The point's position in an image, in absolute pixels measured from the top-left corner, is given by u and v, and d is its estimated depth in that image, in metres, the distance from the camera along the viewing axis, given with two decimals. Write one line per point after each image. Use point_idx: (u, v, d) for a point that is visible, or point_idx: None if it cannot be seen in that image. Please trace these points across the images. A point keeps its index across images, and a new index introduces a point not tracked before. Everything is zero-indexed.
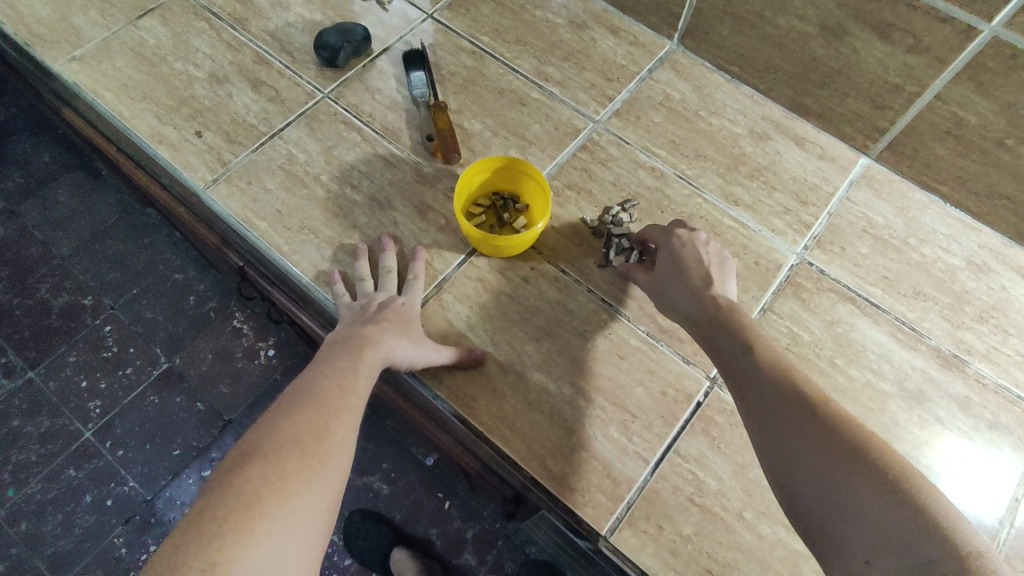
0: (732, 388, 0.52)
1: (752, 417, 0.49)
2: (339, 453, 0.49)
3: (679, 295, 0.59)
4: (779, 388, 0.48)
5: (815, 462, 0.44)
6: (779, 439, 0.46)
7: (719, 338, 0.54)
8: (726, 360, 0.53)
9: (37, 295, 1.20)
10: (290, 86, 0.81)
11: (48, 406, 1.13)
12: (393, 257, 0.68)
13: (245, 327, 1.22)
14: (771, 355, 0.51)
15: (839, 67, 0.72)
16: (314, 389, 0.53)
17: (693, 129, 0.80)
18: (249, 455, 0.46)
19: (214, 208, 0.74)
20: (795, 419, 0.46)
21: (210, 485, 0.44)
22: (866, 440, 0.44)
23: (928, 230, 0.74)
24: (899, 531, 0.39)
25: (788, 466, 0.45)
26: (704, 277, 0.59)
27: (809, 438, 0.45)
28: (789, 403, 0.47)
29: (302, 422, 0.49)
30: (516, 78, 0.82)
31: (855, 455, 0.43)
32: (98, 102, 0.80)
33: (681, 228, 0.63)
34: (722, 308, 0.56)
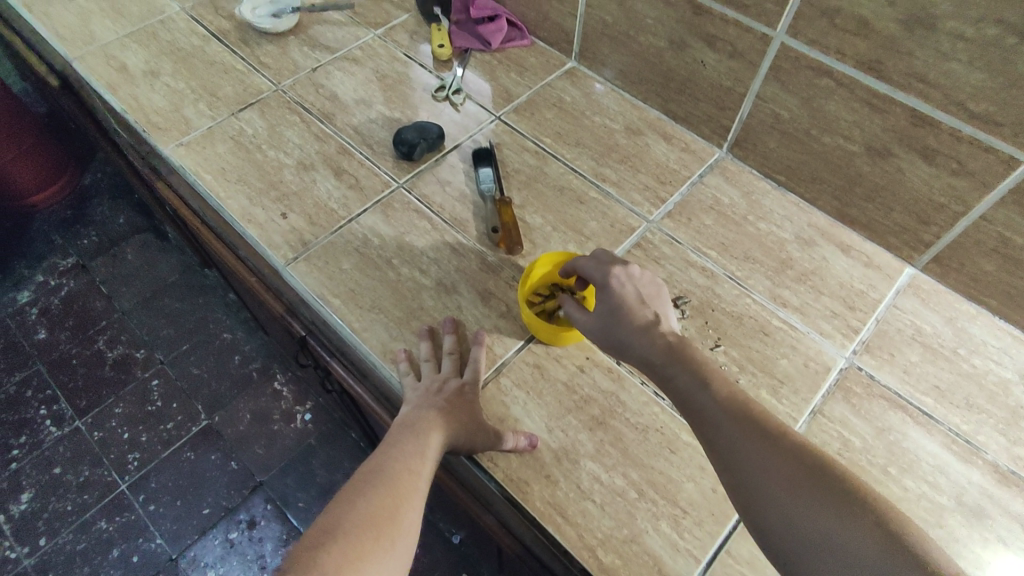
0: (695, 428, 0.54)
1: (718, 456, 0.52)
2: (406, 536, 0.52)
3: (621, 332, 0.61)
4: (738, 420, 0.52)
5: (788, 498, 0.47)
6: (749, 479, 0.49)
7: (674, 375, 0.57)
8: (684, 398, 0.56)
9: (95, 346, 1.45)
10: (369, 176, 0.89)
11: (90, 456, 1.33)
12: (456, 340, 0.72)
13: (285, 390, 1.45)
14: (725, 389, 0.55)
15: (884, 183, 0.76)
16: (385, 470, 0.56)
17: (742, 232, 0.85)
18: (329, 533, 0.49)
19: (292, 283, 0.80)
20: (762, 456, 0.49)
21: (294, 560, 0.47)
22: (827, 466, 0.48)
23: (977, 342, 0.75)
24: (872, 556, 0.43)
25: (762, 505, 0.48)
26: (642, 320, 0.61)
27: (776, 474, 0.48)
28: (754, 438, 0.50)
29: (376, 503, 0.52)
30: (575, 177, 0.89)
31: (821, 485, 0.46)
32: (198, 183, 0.89)
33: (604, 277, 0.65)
34: (668, 343, 0.59)
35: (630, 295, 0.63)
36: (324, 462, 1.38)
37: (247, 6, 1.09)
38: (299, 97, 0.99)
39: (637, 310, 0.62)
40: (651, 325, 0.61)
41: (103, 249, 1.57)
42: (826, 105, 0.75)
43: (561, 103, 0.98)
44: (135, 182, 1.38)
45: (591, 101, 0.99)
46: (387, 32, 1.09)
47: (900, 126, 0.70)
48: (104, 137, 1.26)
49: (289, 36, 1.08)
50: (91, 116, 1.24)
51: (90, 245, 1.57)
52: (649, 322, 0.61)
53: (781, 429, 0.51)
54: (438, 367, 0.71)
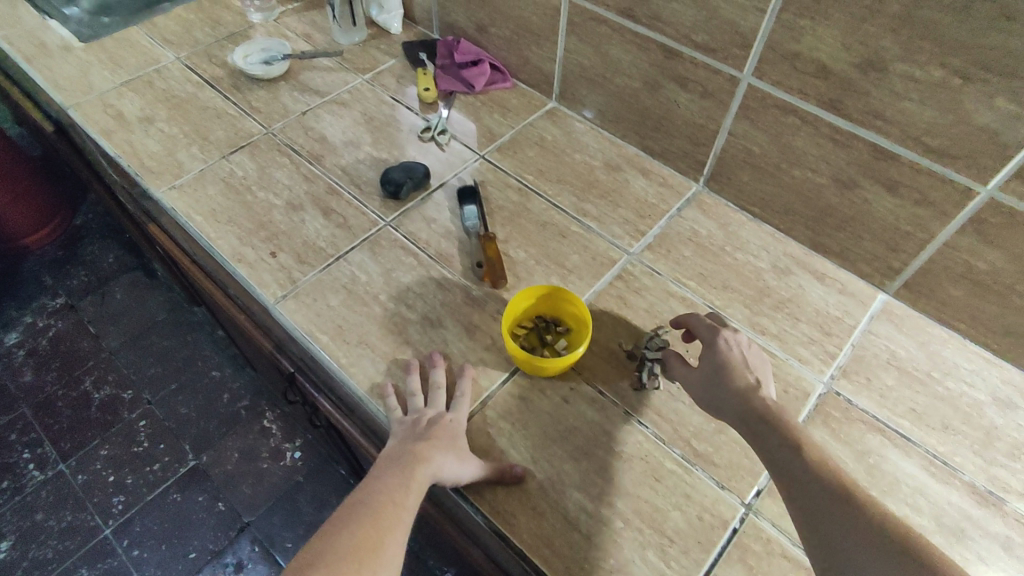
0: (780, 485, 0.54)
1: (802, 515, 0.51)
2: (389, 568, 0.54)
3: (723, 393, 0.63)
4: (826, 482, 0.51)
5: (873, 565, 0.45)
6: (830, 539, 0.48)
7: (766, 434, 0.58)
8: (773, 455, 0.56)
9: (81, 388, 1.44)
10: (357, 215, 0.92)
11: (73, 500, 1.31)
12: (442, 372, 0.73)
13: (274, 428, 1.44)
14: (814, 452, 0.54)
15: (852, 214, 0.79)
16: (370, 502, 0.58)
17: (719, 263, 0.87)
18: (312, 563, 0.52)
19: (281, 320, 0.81)
20: (846, 520, 0.48)
21: None
22: (919, 541, 0.46)
23: (950, 365, 0.77)
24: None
25: (842, 568, 0.47)
26: (749, 381, 0.63)
27: (862, 541, 0.47)
28: (838, 498, 0.50)
29: (358, 535, 0.55)
30: (557, 213, 0.92)
31: (909, 559, 0.45)
32: (189, 224, 0.91)
33: (714, 338, 0.68)
34: (773, 405, 0.60)
35: (738, 359, 0.66)
36: (312, 501, 1.36)
37: (239, 54, 1.13)
38: (289, 139, 1.02)
39: (742, 373, 0.64)
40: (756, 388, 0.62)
41: (92, 289, 1.57)
42: (793, 141, 0.79)
43: (543, 141, 1.02)
44: (127, 225, 1.40)
45: (572, 139, 1.02)
46: (375, 76, 1.13)
47: (863, 159, 0.74)
48: (97, 181, 1.29)
49: (280, 81, 1.12)
50: (83, 158, 1.26)
51: (79, 286, 1.58)
52: (758, 386, 0.63)
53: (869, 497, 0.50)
54: (424, 400, 0.72)
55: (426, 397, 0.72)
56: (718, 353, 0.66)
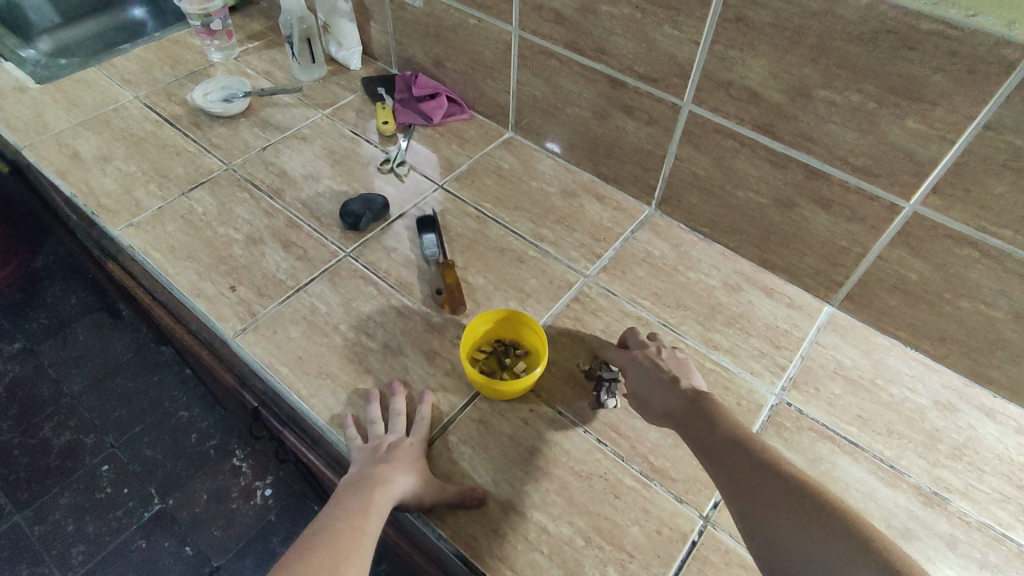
0: (709, 469, 0.59)
1: (728, 491, 0.56)
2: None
3: (652, 386, 0.70)
4: (741, 448, 0.59)
5: (788, 526, 0.51)
6: (745, 493, 0.55)
7: (691, 419, 0.64)
8: (697, 433, 0.62)
9: (41, 434, 1.40)
10: (317, 247, 0.93)
11: (30, 552, 1.26)
12: (402, 399, 0.74)
13: (245, 466, 1.41)
14: (735, 434, 0.60)
15: (794, 231, 0.83)
16: (328, 530, 0.59)
17: (673, 282, 0.90)
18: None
19: (241, 354, 0.81)
20: (757, 476, 0.55)
21: None
22: (827, 499, 0.52)
23: (893, 372, 0.81)
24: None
25: (755, 514, 0.53)
26: (672, 376, 0.70)
27: (778, 507, 0.52)
28: (751, 460, 0.57)
29: (316, 564, 0.55)
30: (515, 239, 0.94)
31: (819, 516, 0.50)
32: (147, 261, 0.90)
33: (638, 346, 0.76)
34: (696, 393, 0.67)
35: (662, 359, 0.73)
36: (283, 540, 1.33)
37: (198, 92, 1.14)
38: (250, 174, 1.03)
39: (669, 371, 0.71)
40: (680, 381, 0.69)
41: (52, 332, 1.54)
42: (735, 163, 0.83)
43: (500, 170, 1.05)
44: (89, 264, 1.38)
45: (529, 167, 1.05)
46: (336, 111, 1.16)
47: (799, 179, 0.78)
48: (56, 221, 1.28)
49: (240, 118, 1.13)
50: (40, 199, 1.25)
51: (38, 329, 1.54)
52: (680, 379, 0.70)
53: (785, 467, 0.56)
54: (384, 427, 0.72)
55: (386, 424, 0.73)
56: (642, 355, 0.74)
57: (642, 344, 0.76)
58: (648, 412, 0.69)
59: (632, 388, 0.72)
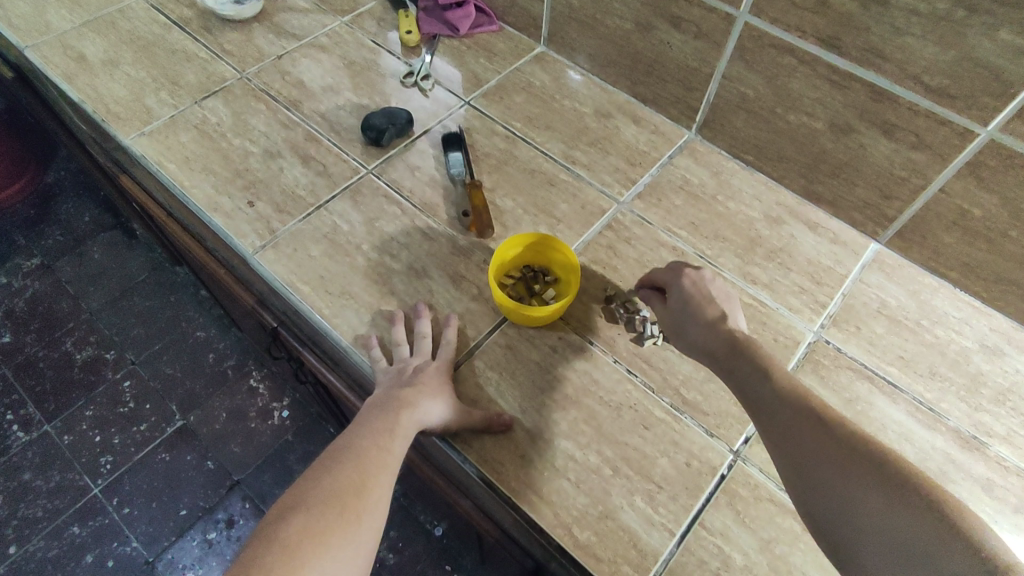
0: (755, 419, 0.55)
1: (774, 444, 0.53)
2: (374, 510, 0.55)
3: (693, 321, 0.64)
4: (789, 397, 0.54)
5: (840, 483, 0.47)
6: (794, 447, 0.51)
7: (735, 362, 0.59)
8: (744, 383, 0.57)
9: (63, 348, 1.41)
10: (338, 163, 0.88)
11: (60, 460, 1.30)
12: (428, 321, 0.72)
13: (261, 387, 1.43)
14: (781, 380, 0.55)
15: (847, 159, 0.77)
16: (354, 447, 0.58)
17: (711, 211, 0.85)
18: (294, 508, 0.52)
19: (261, 272, 0.79)
20: (809, 430, 0.51)
21: (260, 534, 0.51)
22: (885, 453, 0.47)
23: (939, 313, 0.77)
24: (928, 549, 0.42)
25: (804, 471, 0.50)
26: (720, 310, 0.64)
27: (830, 464, 0.48)
28: (799, 410, 0.52)
29: (343, 479, 0.55)
30: (546, 161, 0.89)
31: (874, 471, 0.46)
32: (161, 172, 0.87)
33: (687, 267, 0.69)
34: (741, 332, 0.61)
35: (706, 288, 0.66)
36: (302, 458, 1.36)
37: None
38: (265, 84, 0.97)
39: (712, 302, 0.65)
40: (724, 317, 0.63)
41: (68, 249, 1.53)
42: (790, 83, 0.76)
43: (531, 87, 0.98)
44: (100, 178, 1.34)
45: (561, 85, 0.99)
46: (355, 18, 1.08)
47: (861, 102, 0.71)
48: (67, 134, 1.23)
49: (253, 23, 1.06)
50: (49, 108, 1.20)
51: (54, 245, 1.53)
52: (726, 315, 0.64)
53: (836, 416, 0.51)
54: (410, 349, 0.70)
55: (412, 346, 0.71)
56: (693, 280, 0.67)
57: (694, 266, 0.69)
58: (683, 347, 0.66)
59: (672, 320, 0.67)
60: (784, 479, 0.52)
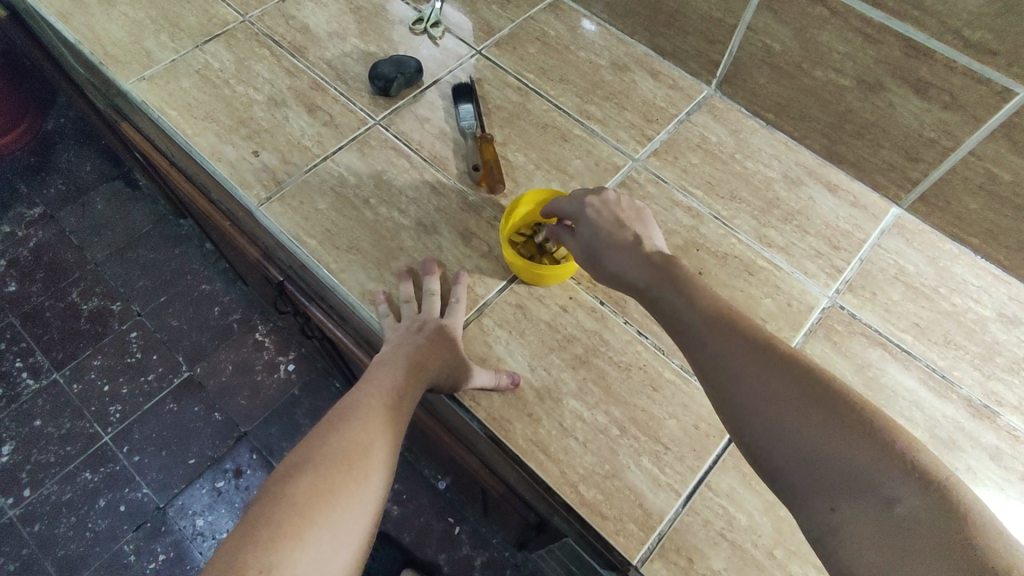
0: (687, 352, 0.52)
1: (709, 377, 0.49)
2: (381, 469, 0.54)
3: (607, 247, 0.61)
4: (721, 327, 0.50)
5: (780, 414, 0.44)
6: (729, 379, 0.48)
7: (661, 294, 0.55)
8: (673, 316, 0.53)
9: (69, 298, 1.41)
10: (344, 113, 0.86)
11: (70, 408, 1.32)
12: (436, 279, 0.70)
13: (267, 341, 1.43)
14: (712, 307, 0.52)
15: (874, 119, 0.74)
16: (361, 406, 0.57)
17: (728, 171, 0.83)
18: (301, 466, 0.51)
19: (266, 224, 0.77)
20: (746, 359, 0.47)
21: (264, 495, 0.49)
22: (820, 377, 0.46)
23: (958, 280, 0.75)
24: (870, 474, 0.41)
25: (741, 403, 0.46)
26: (631, 235, 0.61)
27: (768, 393, 0.45)
28: (733, 339, 0.49)
29: (350, 436, 0.54)
30: (559, 115, 0.86)
31: (816, 397, 0.44)
32: (162, 119, 0.84)
33: (590, 193, 0.65)
34: (658, 257, 0.58)
35: (618, 211, 0.64)
36: (308, 411, 1.38)
37: None
38: (268, 28, 0.93)
39: (625, 228, 0.62)
40: (638, 241, 0.60)
41: (70, 198, 1.51)
42: (818, 36, 0.72)
43: (545, 37, 0.94)
44: (101, 126, 1.31)
45: (576, 35, 0.94)
46: None
47: (893, 57, 0.68)
48: (64, 77, 1.20)
49: None
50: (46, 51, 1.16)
51: (57, 194, 1.51)
52: (639, 238, 0.61)
53: (774, 344, 0.48)
54: (418, 307, 0.69)
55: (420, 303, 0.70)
56: (599, 205, 0.63)
57: (598, 190, 0.65)
58: (603, 277, 0.61)
59: (585, 246, 0.62)
60: (721, 413, 0.48)
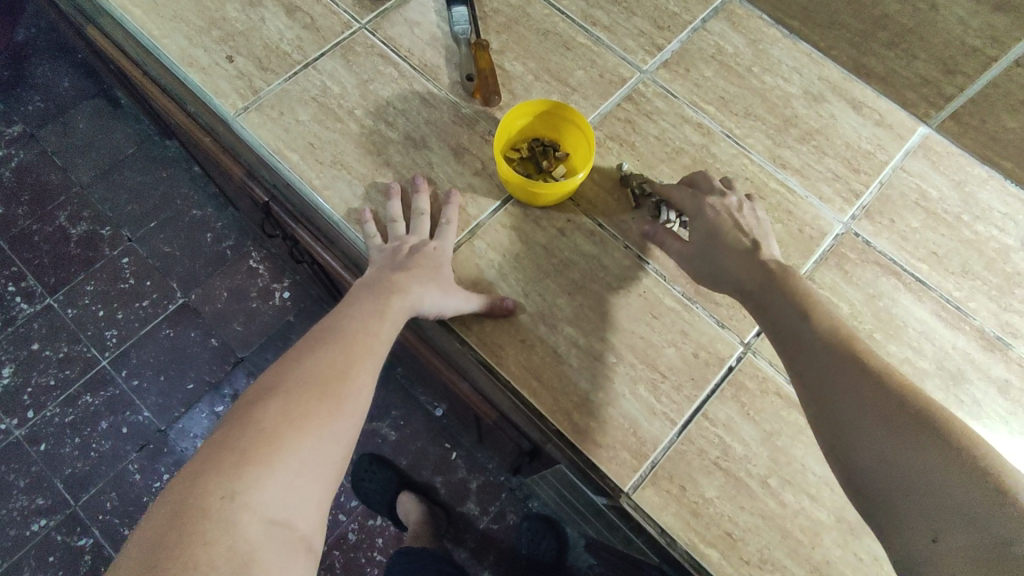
0: (786, 361, 0.51)
1: (806, 389, 0.48)
2: (358, 397, 0.51)
3: (722, 252, 0.58)
4: (826, 342, 0.49)
5: (876, 435, 0.43)
6: (827, 393, 0.46)
7: (771, 305, 0.53)
8: (778, 327, 0.52)
9: (57, 223, 1.36)
10: (326, 14, 0.78)
11: (66, 332, 1.29)
12: (426, 199, 0.66)
13: (260, 268, 1.38)
14: (823, 323, 0.50)
15: (912, 25, 0.67)
16: (339, 331, 0.55)
17: (744, 85, 0.76)
18: (273, 392, 0.49)
19: (244, 137, 0.72)
20: (847, 377, 0.46)
21: (234, 418, 0.47)
22: (932, 407, 0.43)
23: (983, 208, 0.71)
24: (980, 508, 0.38)
25: (837, 419, 0.45)
26: (752, 242, 0.58)
27: (868, 412, 0.44)
28: (836, 356, 0.48)
29: (325, 362, 0.52)
30: (562, 20, 0.79)
31: (924, 425, 0.42)
32: (127, 19, 0.77)
33: (711, 194, 0.61)
34: (780, 271, 0.55)
35: (737, 214, 0.60)
36: None
37: None
38: None
39: (742, 233, 0.58)
40: (755, 249, 0.57)
41: (50, 116, 1.42)
42: None
43: None
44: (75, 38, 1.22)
45: None
46: None
47: None
48: None
49: None
50: None
51: (35, 112, 1.42)
52: (758, 246, 0.57)
53: (884, 368, 0.46)
54: (407, 228, 0.65)
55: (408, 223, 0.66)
56: (721, 207, 0.60)
57: (720, 192, 0.62)
58: (709, 282, 0.59)
59: (692, 246, 0.60)
60: (814, 429, 0.47)
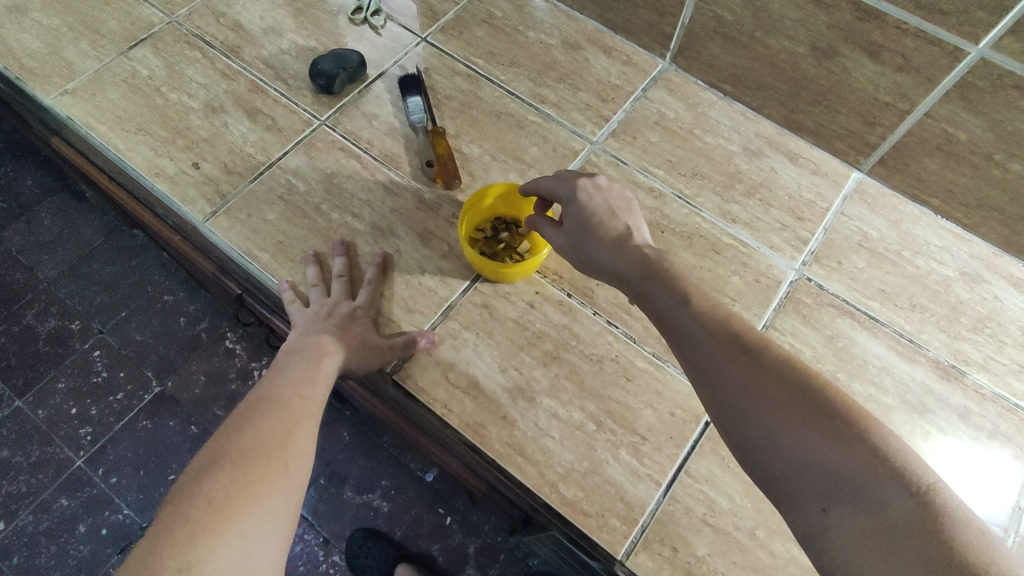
0: (676, 352, 0.49)
1: (700, 381, 0.46)
2: (301, 460, 0.51)
3: (594, 239, 0.55)
4: (712, 331, 0.47)
5: (772, 426, 0.42)
6: (721, 385, 0.45)
7: (653, 292, 0.51)
8: (662, 317, 0.50)
9: (23, 321, 1.04)
10: (287, 115, 0.81)
11: (37, 436, 0.98)
12: (342, 262, 0.70)
13: (238, 348, 1.06)
14: (706, 309, 0.48)
15: (830, 85, 0.73)
16: (272, 399, 0.55)
17: (689, 147, 0.81)
18: (214, 464, 0.47)
19: (213, 240, 0.74)
20: (739, 365, 0.45)
21: (178, 493, 0.45)
22: (819, 386, 0.43)
23: (921, 243, 0.76)
24: (866, 480, 0.39)
25: (736, 413, 0.44)
26: (623, 226, 0.55)
27: (765, 403, 0.43)
28: (724, 344, 0.46)
29: (265, 429, 0.51)
30: (512, 101, 0.83)
31: (813, 408, 0.42)
32: (92, 135, 0.79)
33: (579, 176, 0.58)
34: (656, 253, 0.53)
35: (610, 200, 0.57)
36: None
37: None
38: (198, 28, 0.87)
39: (613, 218, 0.56)
40: (627, 235, 0.55)
41: None
42: (770, 3, 0.70)
43: (491, 18, 0.90)
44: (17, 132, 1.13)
45: (524, 14, 0.90)
46: None
47: (845, 22, 0.66)
48: None
49: None
50: None
51: None
52: (629, 231, 0.55)
53: (766, 348, 0.45)
54: (326, 291, 0.69)
55: (329, 286, 0.70)
56: (591, 192, 0.57)
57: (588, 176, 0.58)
58: (585, 271, 0.57)
59: (564, 238, 0.58)
60: (714, 421, 0.46)
